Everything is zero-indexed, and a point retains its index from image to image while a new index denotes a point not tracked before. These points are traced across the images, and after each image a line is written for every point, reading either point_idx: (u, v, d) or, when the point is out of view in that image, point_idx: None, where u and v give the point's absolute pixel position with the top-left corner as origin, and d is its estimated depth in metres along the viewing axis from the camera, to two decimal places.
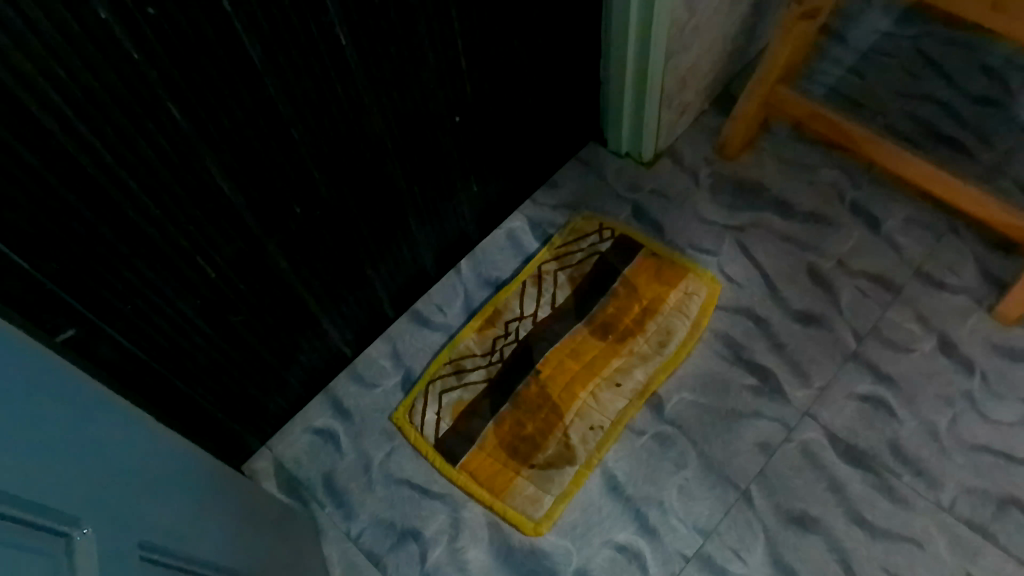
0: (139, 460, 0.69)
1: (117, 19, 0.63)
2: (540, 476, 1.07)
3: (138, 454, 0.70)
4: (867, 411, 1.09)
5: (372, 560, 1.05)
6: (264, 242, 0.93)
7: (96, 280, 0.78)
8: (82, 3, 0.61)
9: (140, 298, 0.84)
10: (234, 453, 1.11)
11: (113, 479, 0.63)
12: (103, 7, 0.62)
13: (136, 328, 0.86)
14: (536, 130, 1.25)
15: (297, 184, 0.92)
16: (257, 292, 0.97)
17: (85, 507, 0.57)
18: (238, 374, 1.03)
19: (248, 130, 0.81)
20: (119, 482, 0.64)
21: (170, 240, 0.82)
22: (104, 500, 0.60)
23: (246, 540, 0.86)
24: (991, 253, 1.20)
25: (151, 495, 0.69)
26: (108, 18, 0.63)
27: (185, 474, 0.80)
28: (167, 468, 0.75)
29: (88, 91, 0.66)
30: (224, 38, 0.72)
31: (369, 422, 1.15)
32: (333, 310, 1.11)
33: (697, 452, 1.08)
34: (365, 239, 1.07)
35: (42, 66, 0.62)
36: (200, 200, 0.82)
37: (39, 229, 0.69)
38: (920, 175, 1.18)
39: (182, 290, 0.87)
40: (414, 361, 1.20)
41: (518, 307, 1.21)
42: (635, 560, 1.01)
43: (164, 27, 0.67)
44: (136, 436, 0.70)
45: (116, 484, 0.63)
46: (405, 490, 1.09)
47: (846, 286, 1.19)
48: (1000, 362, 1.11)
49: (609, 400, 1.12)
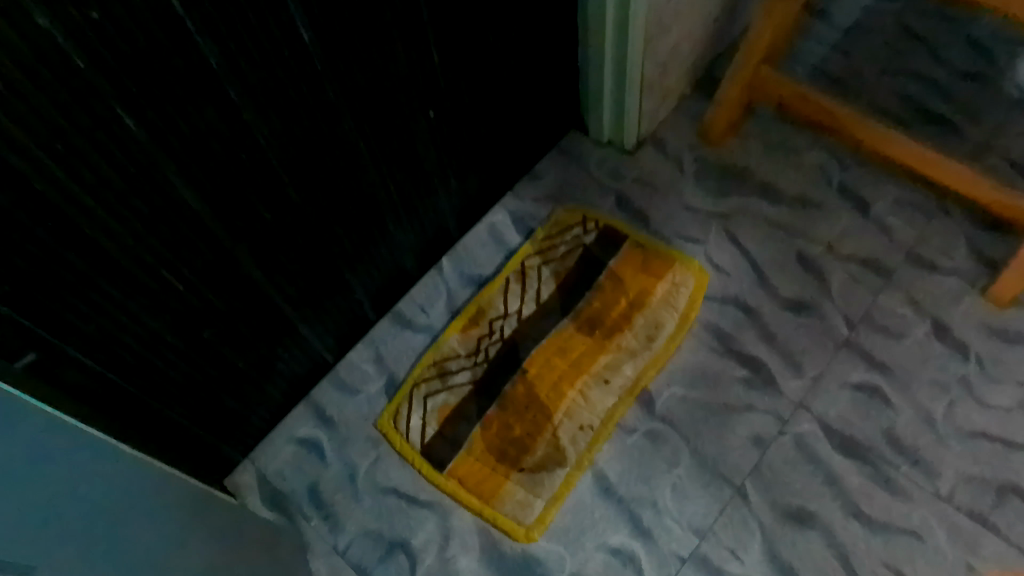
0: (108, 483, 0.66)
1: (59, 24, 0.59)
2: (529, 478, 1.04)
3: (129, 495, 0.69)
4: (861, 401, 1.07)
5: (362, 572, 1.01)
6: (234, 250, 0.89)
7: (54, 300, 0.73)
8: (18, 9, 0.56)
9: (106, 315, 0.80)
10: (214, 468, 1.07)
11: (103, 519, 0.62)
12: (42, 13, 0.57)
13: (103, 347, 0.82)
14: (513, 121, 1.21)
15: (265, 186, 0.87)
16: (229, 302, 0.93)
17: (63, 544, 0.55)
18: (214, 387, 0.99)
19: (210, 136, 0.77)
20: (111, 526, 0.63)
21: (134, 254, 0.78)
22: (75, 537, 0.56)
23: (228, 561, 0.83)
24: (981, 233, 1.17)
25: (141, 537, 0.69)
26: (48, 24, 0.58)
27: (173, 508, 0.78)
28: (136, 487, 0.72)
29: (32, 105, 0.61)
30: (178, 41, 0.68)
31: (353, 429, 1.11)
32: (311, 316, 1.07)
33: (690, 450, 1.05)
34: (339, 240, 1.03)
35: None
36: (164, 210, 0.78)
37: None
38: (909, 155, 1.15)
39: (149, 305, 0.84)
40: (397, 364, 1.16)
41: (503, 306, 1.17)
42: (630, 563, 0.99)
43: (112, 31, 0.62)
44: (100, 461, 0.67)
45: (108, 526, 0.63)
46: (393, 499, 1.05)
47: (836, 271, 1.17)
48: (995, 345, 1.09)
49: (596, 397, 1.09)
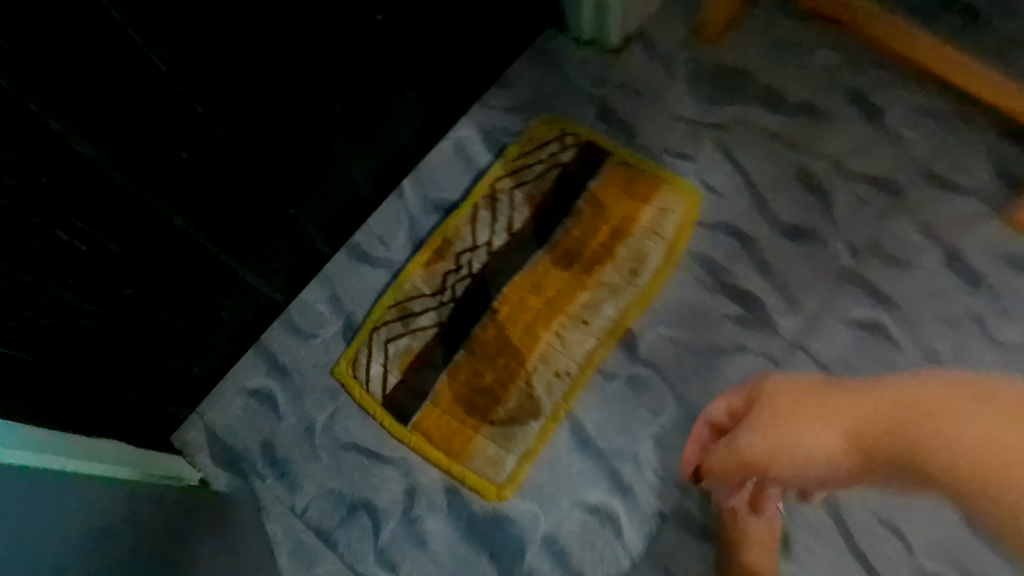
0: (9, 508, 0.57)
1: None
2: (501, 432, 0.96)
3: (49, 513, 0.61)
4: (862, 341, 0.98)
5: (321, 534, 0.95)
6: (146, 199, 0.75)
7: None
8: None
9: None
10: (157, 426, 0.97)
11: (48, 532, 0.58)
12: None
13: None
14: (480, 20, 1.03)
15: (177, 122, 0.71)
16: (149, 256, 0.80)
17: None
18: (146, 347, 0.88)
19: (93, 69, 0.61)
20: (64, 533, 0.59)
21: (17, 220, 0.64)
22: None
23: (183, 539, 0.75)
24: (1006, 147, 1.04)
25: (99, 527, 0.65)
26: None
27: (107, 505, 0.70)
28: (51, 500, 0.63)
29: None
30: None
31: (308, 379, 1.01)
32: (253, 258, 0.95)
33: (675, 397, 0.97)
34: (277, 173, 0.89)
35: None
36: (45, 164, 0.63)
37: None
38: (932, 59, 1.00)
39: (47, 273, 0.71)
40: (355, 304, 1.04)
41: (472, 237, 1.04)
42: (609, 522, 0.92)
43: None
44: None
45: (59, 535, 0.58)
46: (354, 456, 0.97)
47: (841, 192, 1.04)
48: (1013, 276, 0.99)
49: (574, 339, 0.99)
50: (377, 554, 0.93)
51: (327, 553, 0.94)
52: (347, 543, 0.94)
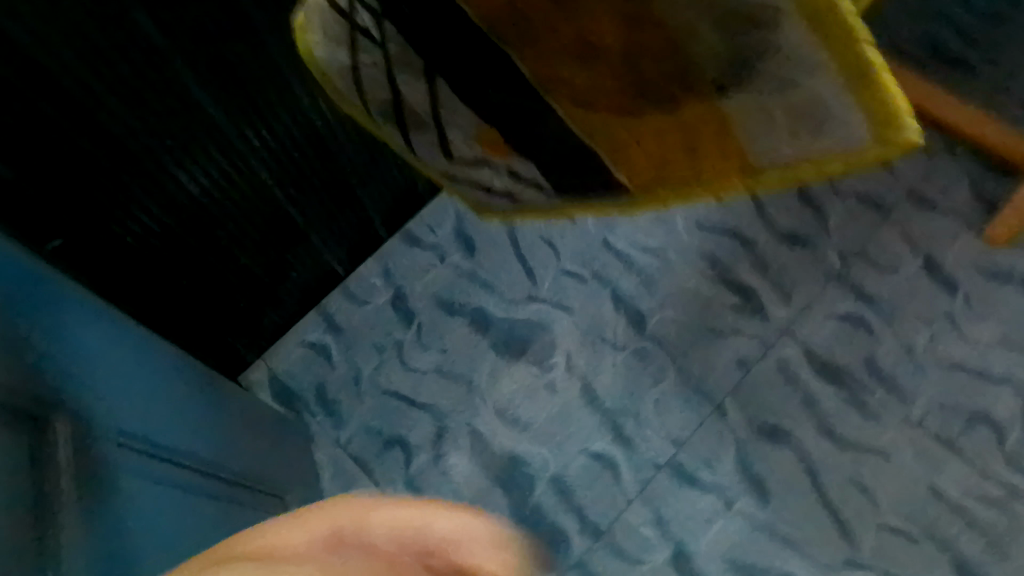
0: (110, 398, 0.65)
1: None
2: (516, 373, 1.13)
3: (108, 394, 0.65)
4: (846, 330, 1.08)
5: (215, 475, 0.81)
6: (253, 172, 0.96)
7: (121, 182, 0.82)
8: None
9: (75, 130, 0.74)
10: (231, 362, 1.15)
11: (122, 408, 0.66)
12: None
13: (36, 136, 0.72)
14: None
15: (281, 98, 0.91)
16: (275, 206, 1.03)
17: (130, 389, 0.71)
18: (230, 290, 1.06)
19: (237, 66, 0.83)
20: (93, 403, 0.62)
21: (132, 149, 0.80)
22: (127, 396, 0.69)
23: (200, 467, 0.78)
24: (989, 177, 1.12)
25: (93, 372, 0.64)
26: None
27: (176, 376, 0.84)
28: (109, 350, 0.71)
29: None
30: None
31: (358, 336, 1.18)
32: (290, 243, 1.10)
33: (675, 367, 1.10)
34: (335, 170, 1.07)
35: None
36: (193, 125, 0.84)
37: (78, 146, 0.75)
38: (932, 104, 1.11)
39: (173, 214, 0.90)
40: (406, 277, 1.21)
41: (512, 229, 1.21)
42: (608, 467, 1.07)
43: None
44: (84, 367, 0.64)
45: (99, 409, 0.62)
46: (392, 400, 1.14)
47: (835, 206, 1.14)
48: (984, 284, 1.07)
49: (526, 302, 1.17)
50: (407, 481, 1.09)
51: (364, 478, 1.10)
52: (168, 550, 0.62)
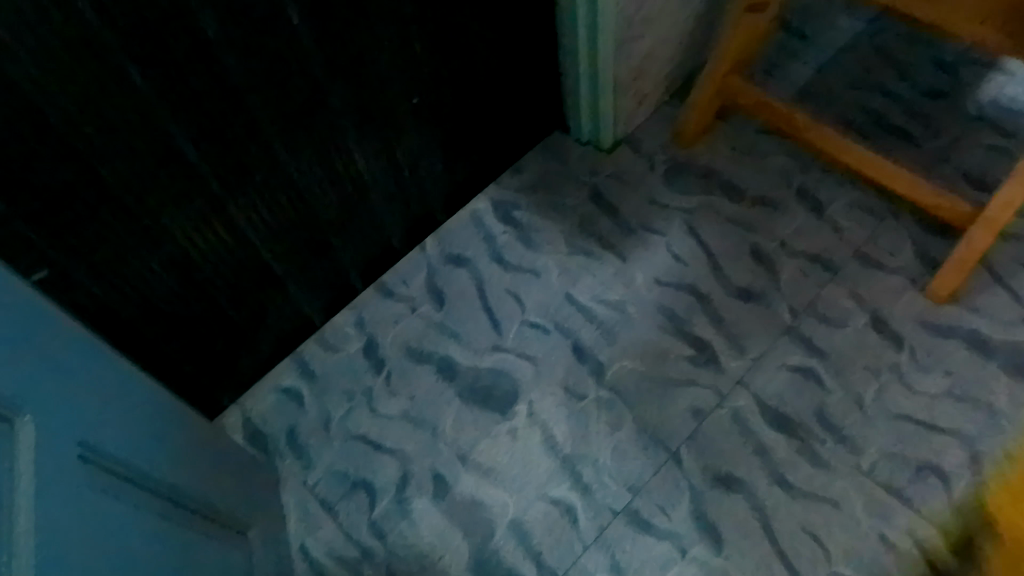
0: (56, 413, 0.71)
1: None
2: (481, 421, 1.17)
3: (55, 410, 0.70)
4: (797, 381, 1.14)
5: (161, 496, 0.85)
6: (235, 221, 1.03)
7: (108, 222, 0.88)
8: None
9: (59, 161, 0.80)
10: (207, 405, 1.20)
11: (51, 429, 0.69)
12: None
13: (30, 175, 0.78)
14: (505, 111, 1.31)
15: (264, 153, 0.99)
16: (255, 255, 1.09)
17: (88, 405, 0.76)
18: (209, 334, 1.11)
19: (223, 121, 0.91)
20: (23, 426, 0.65)
21: (119, 191, 0.87)
22: (76, 412, 0.74)
23: (146, 491, 0.83)
24: (930, 238, 1.23)
25: (27, 393, 0.67)
26: None
27: (145, 401, 0.89)
28: (79, 367, 0.77)
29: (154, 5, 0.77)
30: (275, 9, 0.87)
31: (330, 382, 1.23)
32: (267, 289, 1.15)
33: (632, 415, 1.14)
34: (314, 223, 1.14)
35: None
36: (177, 171, 0.91)
37: (68, 186, 0.82)
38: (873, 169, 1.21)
39: (157, 257, 0.96)
40: (378, 327, 1.27)
41: (480, 283, 1.29)
42: (566, 512, 1.09)
43: None
44: (40, 377, 0.70)
45: (27, 433, 0.65)
46: (359, 444, 1.17)
47: (786, 266, 1.23)
48: (929, 338, 1.15)
49: (492, 351, 1.22)
50: (370, 524, 1.11)
51: (328, 519, 1.13)
52: (82, 570, 0.65)
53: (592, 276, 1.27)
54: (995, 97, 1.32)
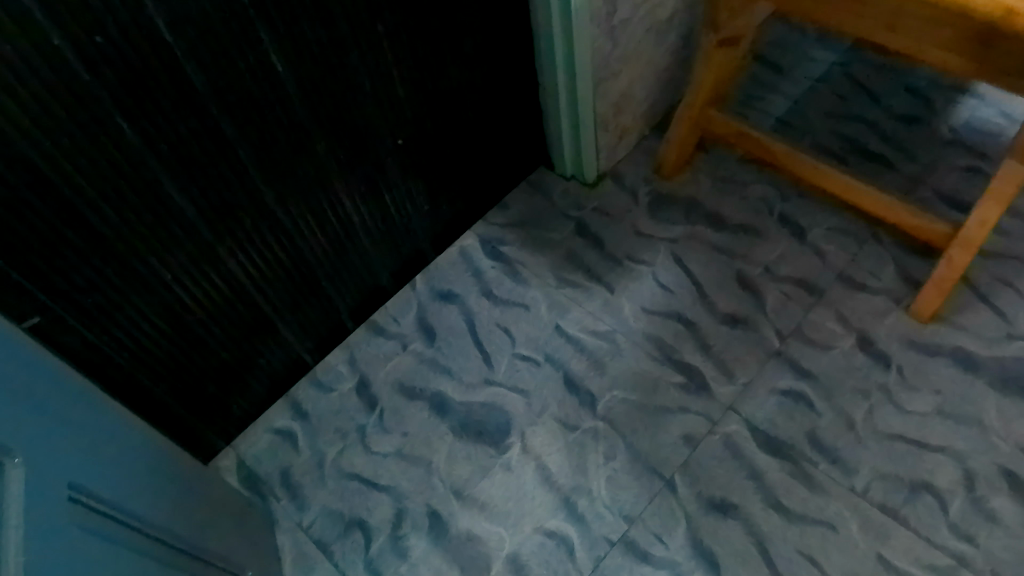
0: (46, 458, 0.71)
1: (172, 29, 0.80)
2: (474, 455, 1.17)
3: (44, 455, 0.71)
4: (787, 405, 1.14)
5: (156, 537, 0.85)
6: (225, 264, 1.04)
7: (97, 268, 0.89)
8: (150, 26, 0.78)
9: (50, 209, 0.81)
10: (201, 449, 1.20)
11: (41, 470, 0.69)
12: (160, 15, 0.78)
13: (24, 226, 0.80)
14: (490, 150, 1.34)
15: (252, 196, 1.01)
16: (246, 297, 1.10)
17: (75, 447, 0.76)
18: (202, 377, 1.12)
19: (210, 166, 0.94)
20: (13, 468, 0.65)
21: (110, 238, 0.89)
22: (64, 454, 0.74)
23: (140, 533, 0.83)
24: (911, 258, 1.25)
25: (16, 437, 0.68)
26: (153, 10, 0.78)
27: (135, 445, 0.90)
28: (62, 413, 0.77)
29: (140, 55, 0.79)
30: (259, 56, 0.90)
31: (323, 421, 1.23)
32: (260, 332, 1.16)
33: (625, 445, 1.15)
34: (304, 264, 1.15)
35: (84, 30, 0.74)
36: (165, 216, 0.93)
37: (60, 233, 0.84)
38: (853, 195, 1.23)
39: (148, 301, 0.98)
40: (370, 365, 1.28)
41: (470, 317, 1.30)
42: (563, 544, 1.08)
43: (229, 9, 0.84)
44: (25, 420, 0.70)
45: (17, 475, 0.65)
46: (353, 483, 1.17)
47: (771, 291, 1.25)
48: (916, 357, 1.16)
49: (484, 385, 1.23)
50: (366, 563, 1.11)
51: (324, 560, 1.12)
52: None
53: (581, 308, 1.28)
54: (967, 120, 1.35)
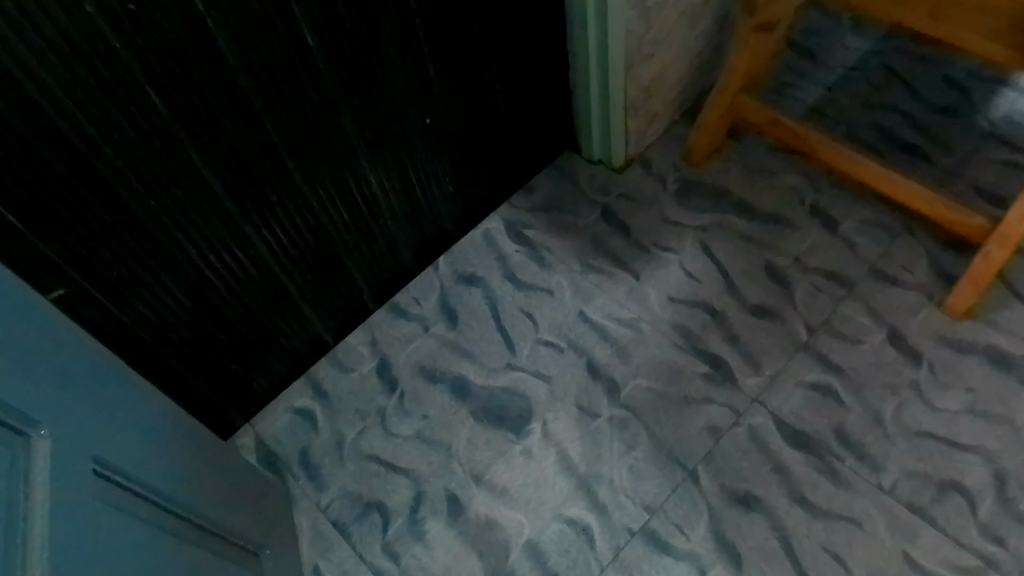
0: (70, 430, 0.70)
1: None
2: (495, 441, 1.16)
3: (69, 427, 0.70)
4: (815, 399, 1.12)
5: (176, 514, 0.85)
6: (250, 241, 1.03)
7: (123, 242, 0.89)
8: None
9: (77, 180, 0.80)
10: (220, 425, 1.19)
11: (66, 442, 0.68)
12: None
13: (52, 196, 0.79)
14: (517, 133, 1.32)
15: (278, 173, 1.00)
16: (269, 274, 1.09)
17: (99, 421, 0.76)
18: (224, 354, 1.11)
19: (238, 141, 0.92)
20: (38, 440, 0.65)
21: (136, 212, 0.88)
22: (89, 428, 0.73)
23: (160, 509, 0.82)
24: (945, 252, 1.22)
25: (42, 408, 0.67)
26: None
27: (157, 421, 0.89)
28: (86, 386, 0.76)
29: (173, 26, 0.78)
30: (291, 29, 0.89)
31: (342, 402, 1.23)
32: (282, 310, 1.15)
33: (648, 435, 1.13)
34: (328, 243, 1.14)
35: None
36: (192, 191, 0.92)
37: (87, 205, 0.83)
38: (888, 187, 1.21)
39: (172, 276, 0.97)
40: (391, 347, 1.27)
41: (493, 302, 1.29)
42: (583, 533, 1.07)
43: None
44: (51, 392, 0.69)
45: (43, 447, 0.65)
46: (372, 465, 1.16)
47: (800, 282, 1.23)
48: (947, 354, 1.13)
49: (506, 370, 1.21)
50: (383, 546, 1.10)
51: (341, 541, 1.11)
52: None
53: (605, 295, 1.26)
54: (1006, 113, 1.32)
